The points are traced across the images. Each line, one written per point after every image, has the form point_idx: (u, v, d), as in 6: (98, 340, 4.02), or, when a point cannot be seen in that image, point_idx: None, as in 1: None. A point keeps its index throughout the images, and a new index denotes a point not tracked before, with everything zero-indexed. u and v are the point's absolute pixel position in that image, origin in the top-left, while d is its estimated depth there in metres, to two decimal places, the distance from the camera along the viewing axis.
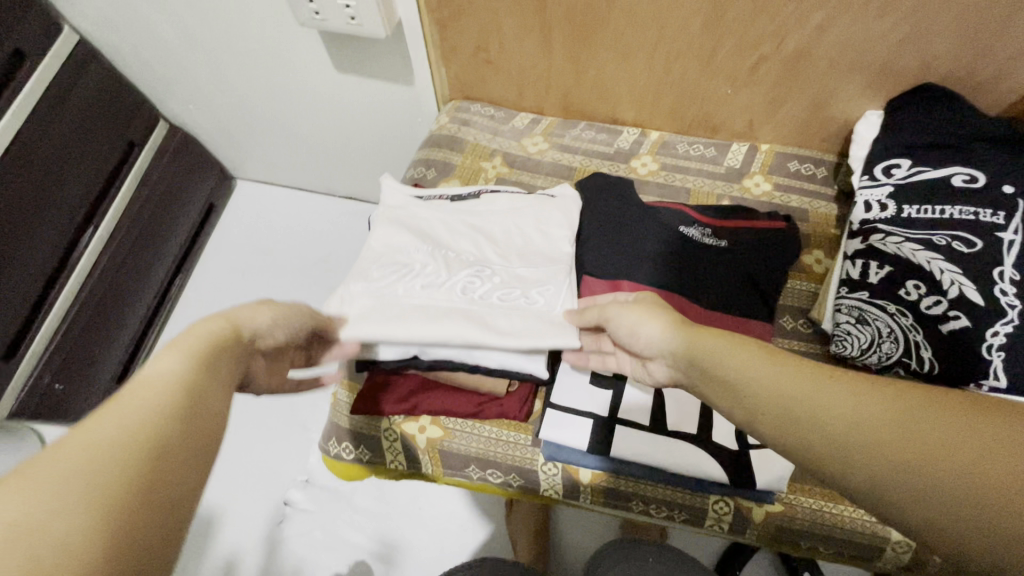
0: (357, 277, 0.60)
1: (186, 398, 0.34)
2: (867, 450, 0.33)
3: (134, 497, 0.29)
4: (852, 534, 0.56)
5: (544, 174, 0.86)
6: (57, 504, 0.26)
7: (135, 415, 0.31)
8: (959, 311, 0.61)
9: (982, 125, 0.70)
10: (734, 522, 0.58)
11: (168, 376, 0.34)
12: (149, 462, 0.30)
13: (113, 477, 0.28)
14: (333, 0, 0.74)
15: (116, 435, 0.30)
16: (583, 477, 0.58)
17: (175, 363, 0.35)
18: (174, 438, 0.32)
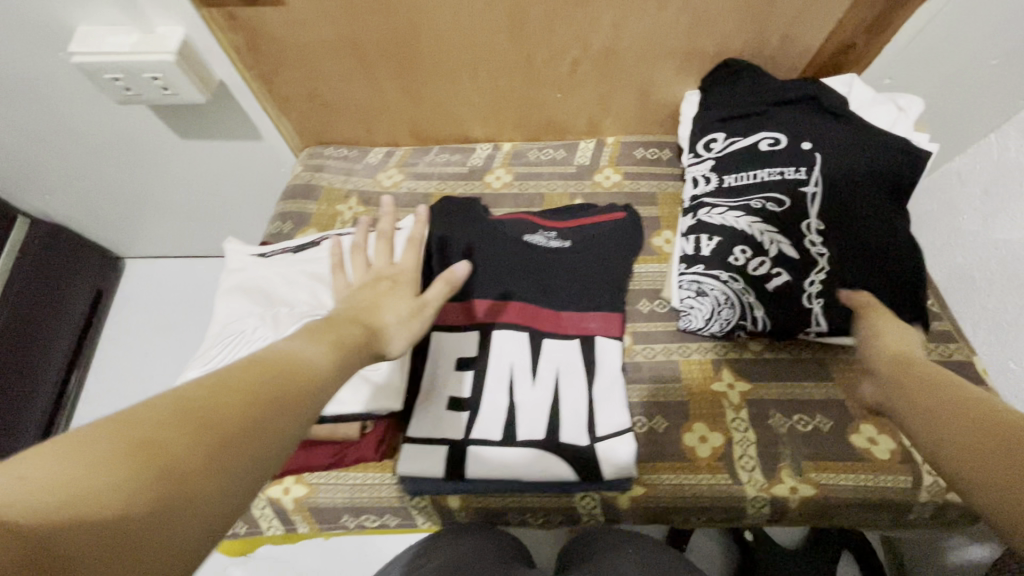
0: (193, 359, 0.58)
1: (306, 381, 0.34)
2: (961, 453, 0.37)
3: (222, 442, 0.28)
4: (712, 500, 0.59)
5: (401, 206, 0.86)
6: (169, 422, 0.28)
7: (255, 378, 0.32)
8: (780, 268, 0.66)
9: (779, 91, 0.74)
10: (605, 512, 0.60)
11: (302, 365, 0.35)
12: (252, 420, 0.30)
13: (220, 407, 0.29)
14: (139, 76, 0.72)
15: (231, 386, 0.31)
16: (453, 503, 0.59)
17: (314, 354, 0.37)
18: (270, 402, 0.32)
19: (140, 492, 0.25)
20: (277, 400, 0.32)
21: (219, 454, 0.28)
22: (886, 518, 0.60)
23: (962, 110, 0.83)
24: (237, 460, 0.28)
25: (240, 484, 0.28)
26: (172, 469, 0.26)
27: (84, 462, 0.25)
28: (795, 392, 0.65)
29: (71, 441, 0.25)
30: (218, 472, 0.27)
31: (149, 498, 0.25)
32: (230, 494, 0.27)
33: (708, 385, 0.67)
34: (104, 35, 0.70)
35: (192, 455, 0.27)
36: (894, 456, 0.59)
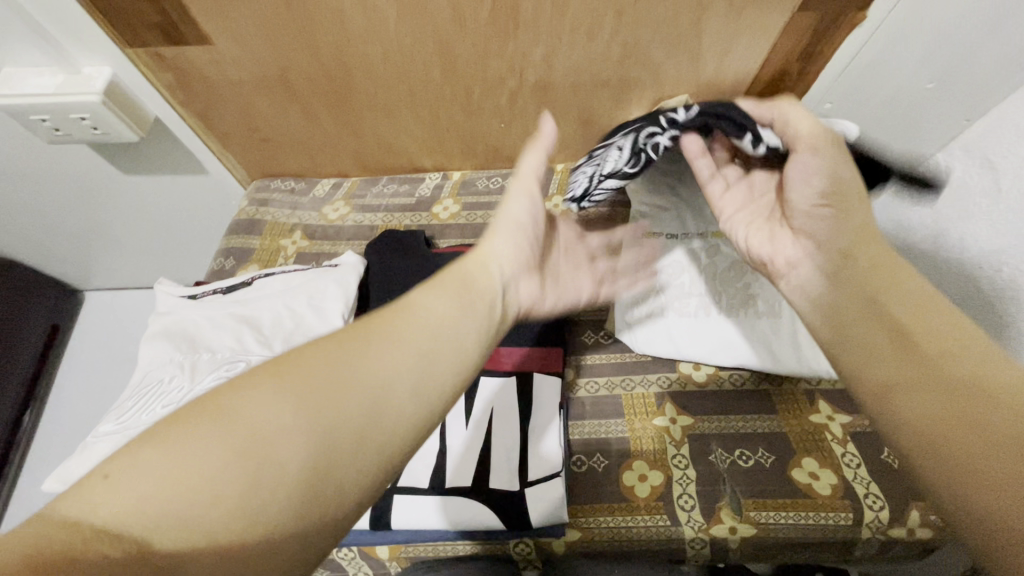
0: (107, 411, 0.56)
1: (420, 333, 0.40)
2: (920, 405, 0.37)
3: (346, 417, 0.33)
4: (650, 542, 0.57)
5: (346, 239, 0.85)
6: (295, 398, 0.32)
7: (372, 348, 0.37)
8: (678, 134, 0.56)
9: None
10: (541, 557, 0.58)
11: (417, 318, 0.41)
12: (373, 391, 0.35)
13: (331, 371, 0.34)
14: (67, 116, 0.71)
15: (338, 362, 0.35)
16: (381, 553, 0.57)
17: (437, 302, 0.43)
18: (385, 356, 0.37)
19: (280, 472, 0.29)
20: (381, 355, 0.37)
21: (344, 426, 0.32)
22: (832, 555, 0.59)
23: (904, 132, 0.84)
24: (369, 431, 0.33)
25: (369, 450, 0.33)
26: (299, 453, 0.30)
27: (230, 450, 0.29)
28: (737, 425, 0.64)
29: (217, 427, 0.29)
30: (353, 442, 0.32)
31: (296, 477, 0.30)
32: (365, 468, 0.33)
33: (649, 420, 0.65)
34: (28, 77, 0.69)
35: (322, 434, 0.31)
36: (836, 491, 0.58)
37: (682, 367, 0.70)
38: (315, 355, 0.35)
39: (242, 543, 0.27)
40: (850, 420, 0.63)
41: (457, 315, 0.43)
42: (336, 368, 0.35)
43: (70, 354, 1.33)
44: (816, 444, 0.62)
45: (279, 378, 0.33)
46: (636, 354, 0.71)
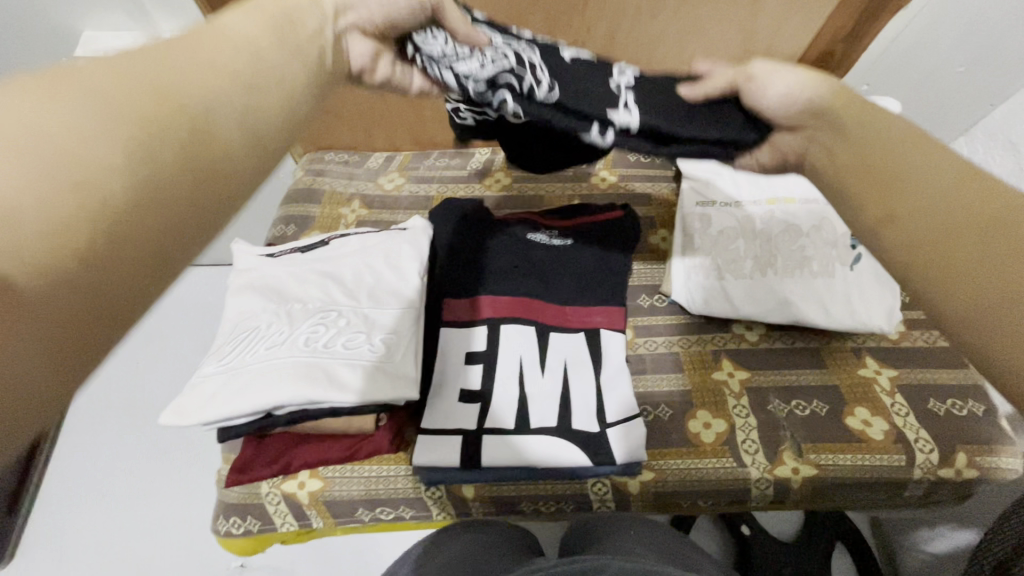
0: (207, 355, 0.58)
1: (230, 53, 0.32)
2: (929, 255, 0.32)
3: (163, 127, 0.27)
4: (719, 482, 0.61)
5: (404, 208, 0.88)
6: (93, 107, 0.25)
7: (183, 67, 0.29)
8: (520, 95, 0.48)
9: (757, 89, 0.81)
10: (616, 497, 0.61)
11: (230, 37, 0.33)
12: (182, 93, 0.28)
13: (119, 98, 0.26)
14: None
15: (122, 78, 0.27)
16: (467, 493, 0.60)
17: (246, 25, 0.35)
18: (200, 79, 0.30)
19: (98, 177, 0.23)
20: (185, 67, 0.29)
21: (162, 136, 0.26)
22: (883, 496, 0.63)
23: (933, 114, 0.89)
24: (202, 148, 0.28)
25: (217, 172, 0.29)
26: (122, 153, 0.24)
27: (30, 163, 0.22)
28: (792, 379, 0.68)
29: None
30: (179, 157, 0.27)
31: (124, 177, 0.24)
32: (203, 176, 0.28)
33: (709, 374, 0.69)
34: (110, 39, 0.71)
35: (142, 139, 0.26)
36: (888, 436, 0.62)
37: (736, 328, 0.74)
38: (96, 66, 0.27)
39: (83, 257, 0.22)
40: (895, 373, 0.68)
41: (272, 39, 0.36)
42: (123, 93, 0.26)
43: None
44: (866, 394, 0.66)
45: (47, 86, 0.25)
46: (691, 314, 0.75)
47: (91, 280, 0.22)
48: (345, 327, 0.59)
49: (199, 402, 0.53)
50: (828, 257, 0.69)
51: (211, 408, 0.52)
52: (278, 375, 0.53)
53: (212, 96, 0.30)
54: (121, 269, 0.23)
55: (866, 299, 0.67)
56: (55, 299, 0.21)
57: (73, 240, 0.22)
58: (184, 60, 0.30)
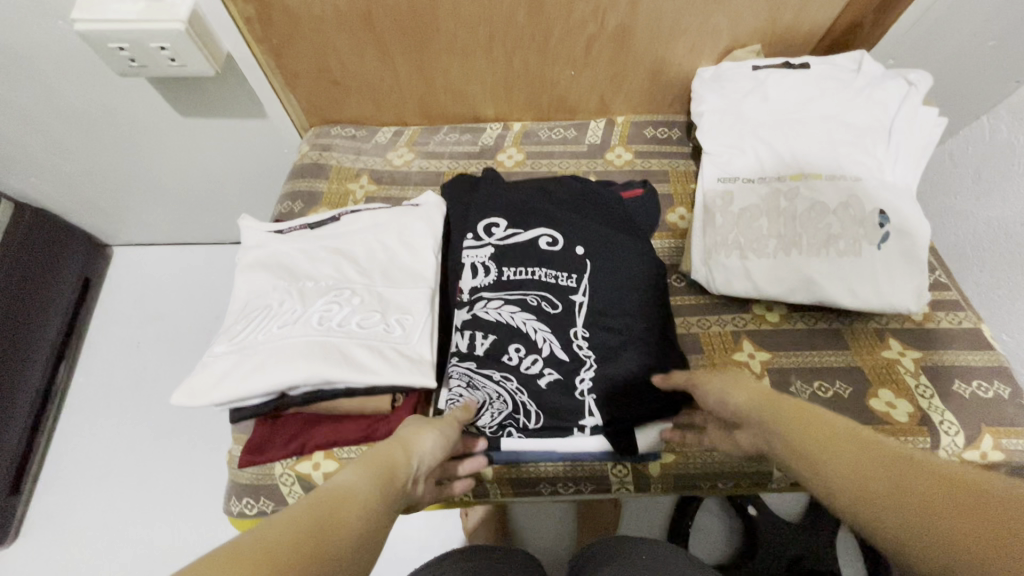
0: (218, 334, 0.57)
1: (362, 508, 0.36)
2: (875, 513, 0.36)
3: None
4: (740, 465, 0.60)
5: (413, 184, 0.85)
6: (248, 575, 0.27)
7: (321, 522, 0.33)
8: (550, 367, 0.60)
9: (782, 63, 0.79)
10: (635, 479, 0.60)
11: (348, 490, 0.37)
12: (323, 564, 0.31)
13: (261, 539, 0.29)
14: (146, 47, 0.69)
15: (287, 534, 0.31)
16: (485, 473, 0.60)
17: (356, 476, 0.39)
18: (335, 524, 0.33)
19: None
20: (329, 542, 0.32)
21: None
22: None
23: (960, 91, 0.86)
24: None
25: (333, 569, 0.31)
26: None
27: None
28: (815, 360, 0.67)
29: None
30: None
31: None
32: (322, 557, 0.31)
33: (729, 355, 0.68)
34: (107, 2, 0.67)
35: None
36: (913, 419, 0.61)
37: (757, 308, 0.72)
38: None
39: None
40: (920, 355, 0.67)
41: (381, 497, 0.39)
42: (279, 540, 0.30)
43: (100, 309, 1.32)
44: (890, 377, 0.65)
45: (219, 565, 0.27)
46: (711, 294, 0.74)
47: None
48: (359, 306, 0.57)
49: (211, 382, 0.52)
50: (856, 237, 0.66)
51: (224, 388, 0.51)
52: (292, 355, 0.52)
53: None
54: None
55: (893, 279, 0.65)
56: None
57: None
58: (329, 513, 0.34)
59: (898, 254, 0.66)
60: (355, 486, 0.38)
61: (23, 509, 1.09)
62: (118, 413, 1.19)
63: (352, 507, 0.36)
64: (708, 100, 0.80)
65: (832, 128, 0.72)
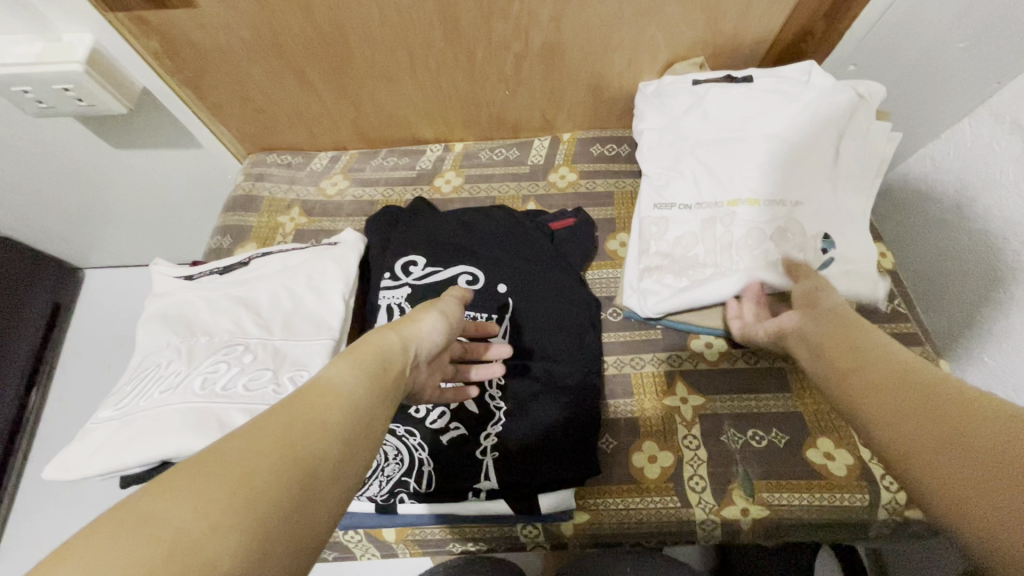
0: (106, 397, 0.55)
1: (348, 406, 0.33)
2: (894, 442, 0.31)
3: (278, 520, 0.26)
4: (660, 525, 0.56)
5: (345, 215, 0.82)
6: (205, 489, 0.25)
7: (287, 428, 0.29)
8: (457, 422, 0.56)
9: (726, 76, 0.73)
10: (549, 539, 0.57)
11: (330, 388, 0.33)
12: (298, 468, 0.28)
13: (232, 451, 0.27)
14: (49, 88, 0.67)
15: (260, 447, 0.28)
16: (388, 536, 0.56)
17: (346, 372, 0.35)
18: (328, 431, 0.30)
19: (190, 545, 0.23)
20: (310, 443, 0.29)
21: (271, 508, 0.26)
22: (844, 535, 0.58)
23: (933, 94, 0.79)
24: (317, 503, 0.28)
25: (324, 483, 0.29)
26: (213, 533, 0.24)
27: (137, 556, 0.22)
28: (750, 404, 0.62)
29: (110, 546, 0.22)
30: (287, 521, 0.26)
31: (237, 557, 0.24)
32: (306, 472, 0.28)
33: (659, 399, 0.64)
34: (5, 46, 0.64)
35: (248, 528, 0.24)
36: (851, 472, 0.56)
37: (696, 345, 0.68)
38: (169, 500, 0.24)
39: None
40: None
41: (373, 396, 0.35)
42: (248, 452, 0.27)
43: (74, 333, 1.33)
44: (832, 423, 0.60)
45: (182, 480, 0.25)
46: (648, 331, 0.69)
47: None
48: (251, 364, 0.55)
49: (87, 453, 0.50)
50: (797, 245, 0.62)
51: (96, 462, 0.49)
52: (166, 425, 0.49)
53: (329, 473, 0.29)
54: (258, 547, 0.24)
55: None
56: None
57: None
58: (311, 416, 0.31)
59: (839, 282, 0.62)
60: (344, 378, 0.34)
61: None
62: None
63: (339, 406, 0.32)
64: (649, 118, 0.75)
65: (775, 148, 0.66)
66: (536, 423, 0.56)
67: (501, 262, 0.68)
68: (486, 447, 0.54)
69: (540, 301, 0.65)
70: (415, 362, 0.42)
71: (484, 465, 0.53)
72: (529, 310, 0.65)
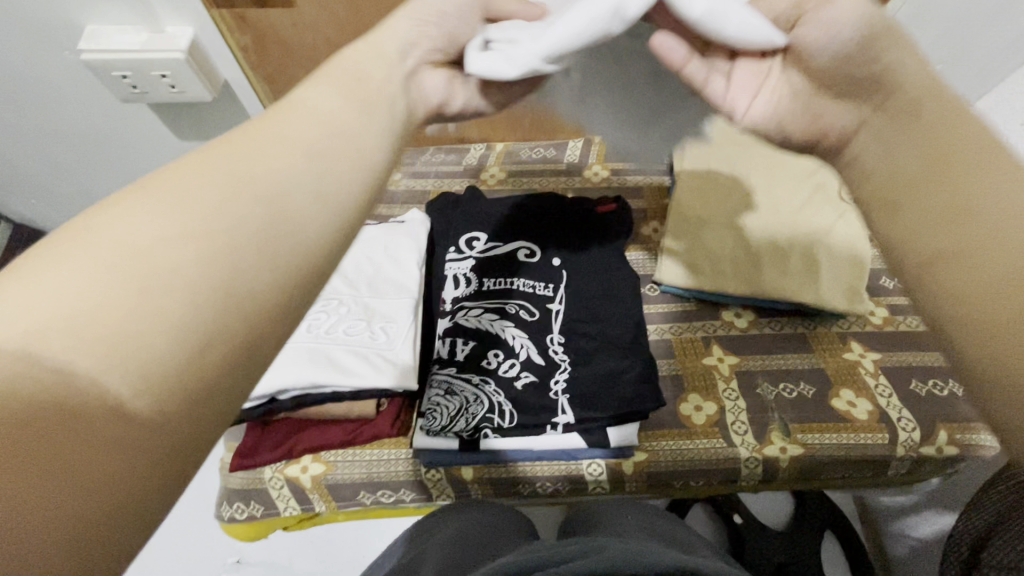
0: None
1: (321, 132, 0.33)
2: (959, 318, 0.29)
3: (241, 224, 0.28)
4: (710, 463, 0.63)
5: (401, 202, 0.89)
6: (163, 206, 0.27)
7: (250, 154, 0.31)
8: (527, 370, 0.63)
9: None
10: (610, 478, 0.64)
11: (303, 113, 0.34)
12: (259, 184, 0.29)
13: (191, 176, 0.29)
14: (147, 74, 0.73)
15: (219, 172, 0.29)
16: (466, 475, 0.63)
17: (325, 99, 0.35)
18: (291, 150, 0.32)
19: (149, 247, 0.25)
20: (273, 163, 0.31)
21: (228, 213, 0.28)
22: (867, 474, 0.65)
23: None
24: (285, 208, 0.30)
25: (293, 186, 0.30)
26: (176, 237, 0.26)
27: (106, 260, 0.25)
28: (779, 362, 0.70)
29: (90, 249, 0.25)
30: (248, 225, 0.28)
31: (197, 257, 0.26)
32: (264, 184, 0.30)
33: (699, 359, 0.71)
34: (116, 35, 0.71)
35: (217, 237, 0.27)
36: (872, 416, 0.65)
37: (727, 315, 0.76)
38: (131, 214, 0.26)
39: (155, 303, 0.24)
40: (879, 357, 0.70)
41: (355, 119, 0.35)
42: (205, 173, 0.29)
43: None
44: (851, 377, 0.68)
45: (145, 198, 0.27)
46: (683, 303, 0.77)
47: (206, 386, 0.25)
48: (348, 314, 0.63)
49: None
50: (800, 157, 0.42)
51: None
52: (285, 362, 0.57)
53: (299, 185, 0.31)
54: (223, 244, 0.27)
55: (845, 278, 0.70)
56: (153, 424, 0.23)
57: (216, 346, 0.25)
58: (275, 140, 0.32)
59: (852, 254, 0.71)
60: (316, 105, 0.35)
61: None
62: None
63: (310, 130, 0.33)
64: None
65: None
66: (600, 372, 0.63)
67: (554, 238, 0.75)
68: (557, 392, 0.61)
69: (595, 270, 0.72)
70: (406, 68, 0.41)
71: (558, 407, 0.60)
72: (584, 280, 0.71)
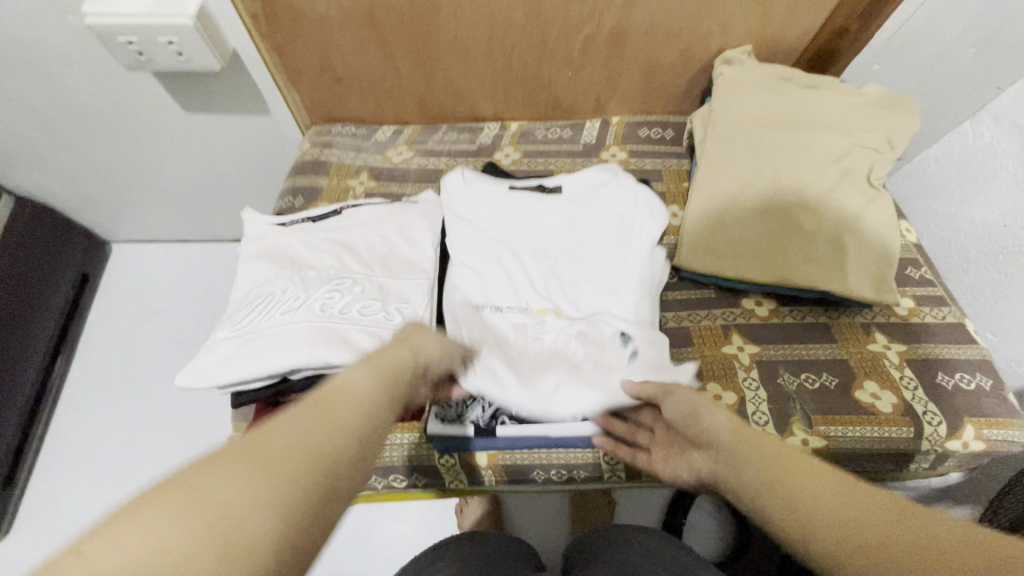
0: (222, 320, 0.60)
1: (365, 407, 0.34)
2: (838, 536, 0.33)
3: (308, 493, 0.28)
4: None
5: (412, 181, 0.87)
6: (251, 469, 0.27)
7: (318, 415, 0.32)
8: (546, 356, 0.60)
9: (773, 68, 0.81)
10: (626, 466, 0.62)
11: (351, 393, 0.35)
12: (326, 458, 0.30)
13: (270, 429, 0.30)
14: (154, 40, 0.71)
15: (294, 424, 0.30)
16: (480, 460, 0.62)
17: (366, 378, 0.36)
18: (345, 423, 0.32)
19: (229, 509, 0.26)
20: (333, 431, 0.31)
21: (303, 484, 0.28)
22: (889, 468, 0.64)
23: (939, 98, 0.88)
24: (343, 487, 0.30)
25: (349, 453, 0.31)
26: (256, 500, 0.26)
27: (188, 516, 0.25)
28: (802, 352, 0.69)
29: (194, 496, 0.26)
30: (312, 498, 0.28)
31: (271, 527, 0.26)
32: (330, 452, 0.30)
33: (719, 348, 0.70)
34: None
35: (288, 502, 0.27)
36: (897, 409, 0.63)
37: (748, 303, 0.74)
38: (216, 476, 0.27)
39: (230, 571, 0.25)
40: (904, 349, 0.68)
41: (389, 400, 0.37)
42: (281, 428, 0.30)
43: None
44: (876, 369, 0.67)
45: (227, 458, 0.28)
46: (703, 290, 0.75)
47: None
48: (360, 293, 0.60)
49: (216, 365, 0.56)
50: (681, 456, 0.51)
51: (231, 370, 0.54)
52: (295, 340, 0.55)
53: (354, 461, 0.31)
54: (298, 517, 0.27)
55: (872, 267, 0.68)
56: None
57: None
58: (334, 407, 0.33)
59: (881, 243, 0.69)
60: (362, 379, 0.36)
61: (9, 523, 0.97)
62: (106, 405, 1.09)
63: (360, 406, 0.34)
64: (455, 209, 0.71)
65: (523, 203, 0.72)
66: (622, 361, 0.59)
67: None
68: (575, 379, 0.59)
69: None
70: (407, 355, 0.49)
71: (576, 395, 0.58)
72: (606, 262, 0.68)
